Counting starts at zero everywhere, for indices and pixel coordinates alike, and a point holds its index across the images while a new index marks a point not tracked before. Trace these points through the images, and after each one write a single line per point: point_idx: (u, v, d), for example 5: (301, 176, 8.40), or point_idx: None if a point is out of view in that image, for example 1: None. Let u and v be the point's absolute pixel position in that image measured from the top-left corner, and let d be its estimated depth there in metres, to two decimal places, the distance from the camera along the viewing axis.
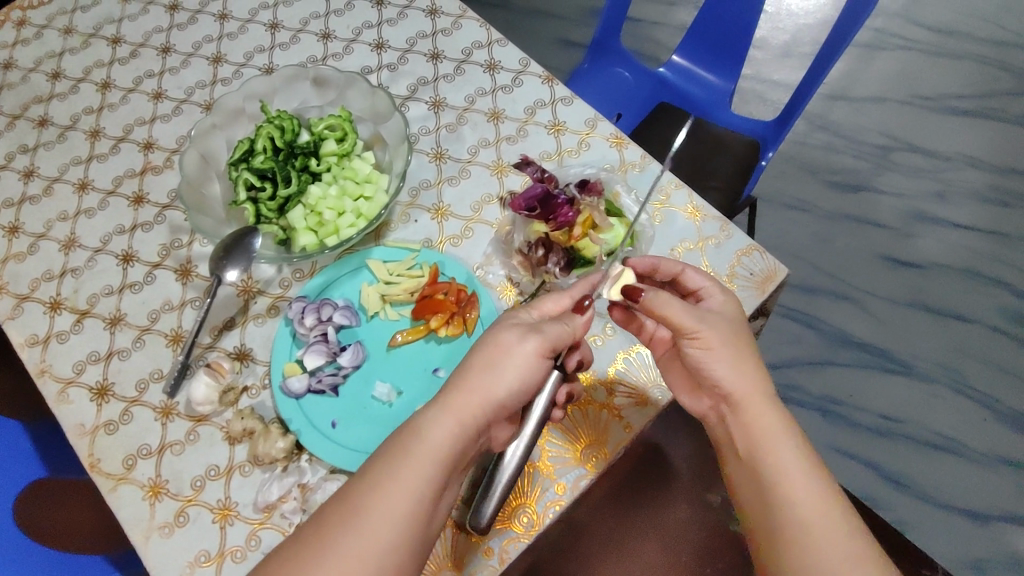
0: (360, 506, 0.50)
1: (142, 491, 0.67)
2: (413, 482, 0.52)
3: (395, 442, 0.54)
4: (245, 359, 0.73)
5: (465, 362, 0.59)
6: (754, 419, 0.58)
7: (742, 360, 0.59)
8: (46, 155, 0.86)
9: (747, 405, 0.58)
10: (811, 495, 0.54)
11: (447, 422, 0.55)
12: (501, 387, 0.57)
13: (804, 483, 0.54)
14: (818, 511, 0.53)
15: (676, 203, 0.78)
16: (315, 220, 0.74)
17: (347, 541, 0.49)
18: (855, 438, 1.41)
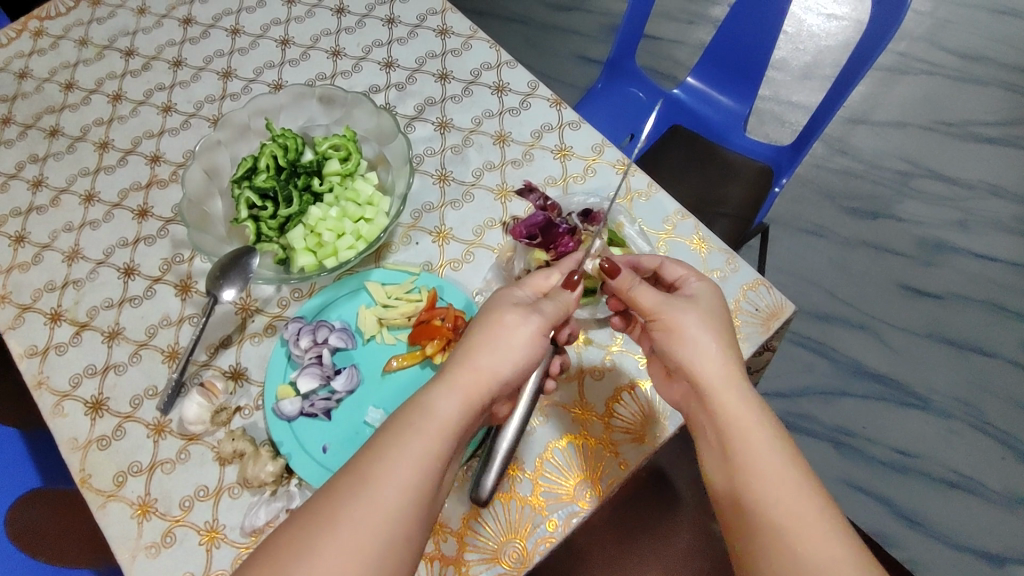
0: (368, 478, 0.49)
1: (131, 509, 0.67)
2: (420, 453, 0.51)
3: (403, 417, 0.53)
4: (240, 379, 0.72)
5: (469, 338, 0.58)
6: (729, 404, 0.55)
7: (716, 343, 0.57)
8: (55, 166, 0.87)
9: (712, 393, 0.56)
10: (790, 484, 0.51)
11: (452, 395, 0.54)
12: (504, 363, 0.57)
13: (782, 471, 0.52)
14: (799, 500, 0.50)
15: (682, 233, 0.76)
16: (315, 240, 0.73)
17: (353, 513, 0.48)
18: (866, 472, 1.37)
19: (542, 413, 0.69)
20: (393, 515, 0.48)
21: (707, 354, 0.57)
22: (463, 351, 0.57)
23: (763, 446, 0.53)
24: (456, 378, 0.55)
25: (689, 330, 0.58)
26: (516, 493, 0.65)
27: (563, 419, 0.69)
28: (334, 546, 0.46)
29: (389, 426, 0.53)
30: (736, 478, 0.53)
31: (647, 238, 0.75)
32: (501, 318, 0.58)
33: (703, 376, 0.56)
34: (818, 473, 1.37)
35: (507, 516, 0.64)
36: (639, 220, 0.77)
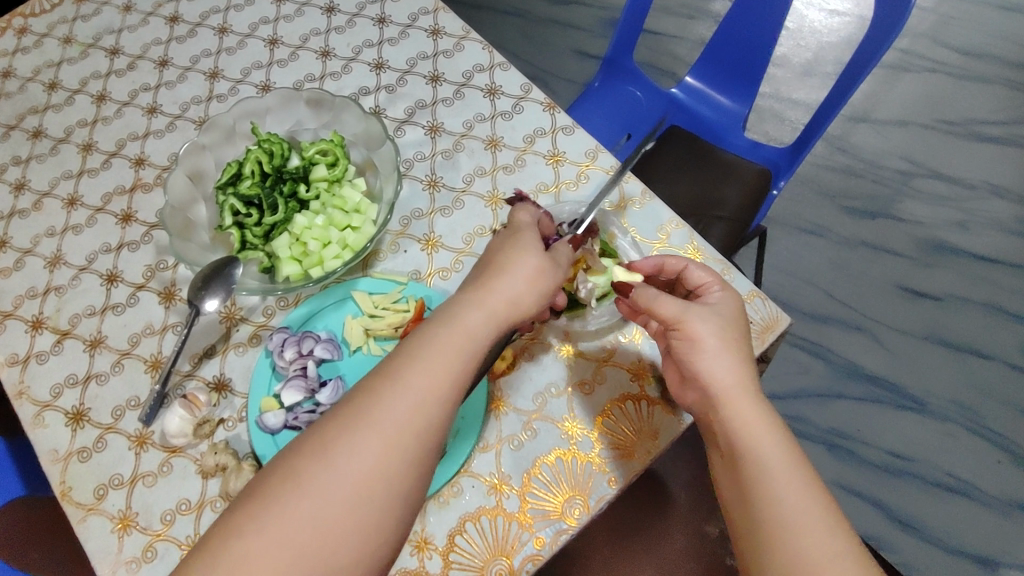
0: (389, 392, 0.49)
1: (111, 523, 0.66)
2: (443, 366, 0.51)
3: (434, 327, 0.53)
4: (223, 390, 0.71)
5: (490, 263, 0.58)
6: (737, 412, 0.53)
7: (730, 344, 0.56)
8: (38, 168, 0.85)
9: (727, 400, 0.54)
10: (805, 490, 0.49)
11: (476, 311, 0.54)
12: (512, 286, 0.56)
13: (792, 475, 0.50)
14: (809, 507, 0.48)
15: (676, 243, 0.75)
16: (299, 249, 0.71)
17: (393, 417, 0.48)
18: (863, 475, 1.36)
19: (530, 427, 0.68)
20: (422, 423, 0.49)
21: (720, 359, 0.55)
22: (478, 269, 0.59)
23: (771, 452, 0.51)
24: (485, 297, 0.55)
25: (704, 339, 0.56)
26: (502, 510, 0.64)
27: (552, 432, 0.68)
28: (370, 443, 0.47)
29: (415, 336, 0.53)
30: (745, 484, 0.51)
31: (640, 248, 0.74)
32: (516, 243, 0.59)
33: (716, 385, 0.54)
34: None
35: (494, 534, 0.63)
36: (631, 229, 0.75)
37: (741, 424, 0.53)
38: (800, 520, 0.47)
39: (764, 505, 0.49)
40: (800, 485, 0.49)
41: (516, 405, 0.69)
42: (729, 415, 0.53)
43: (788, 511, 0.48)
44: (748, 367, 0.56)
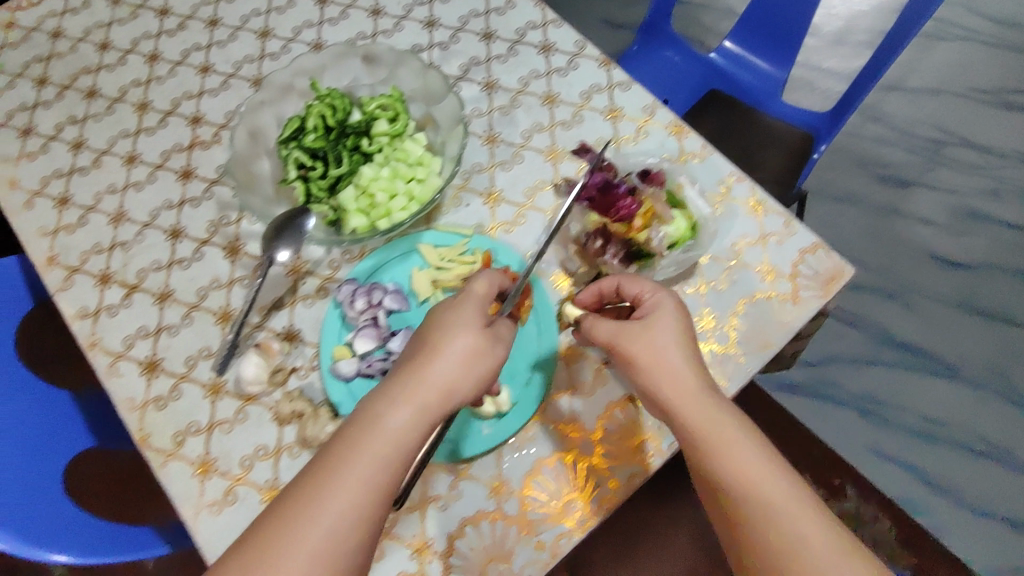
0: (313, 497, 0.51)
1: (192, 468, 0.68)
2: (368, 468, 0.52)
3: (360, 424, 0.54)
4: (294, 340, 0.72)
5: (421, 344, 0.58)
6: (692, 423, 0.56)
7: (680, 359, 0.58)
8: (95, 127, 0.85)
9: (680, 412, 0.57)
10: (773, 480, 0.54)
11: (404, 408, 0.54)
12: (435, 376, 0.55)
13: (757, 464, 0.55)
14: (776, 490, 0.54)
15: (737, 195, 0.75)
16: (366, 202, 0.71)
17: (314, 521, 0.50)
18: (898, 441, 1.41)
19: (601, 374, 0.68)
20: (345, 527, 0.50)
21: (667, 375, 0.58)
22: (419, 340, 0.59)
23: (734, 450, 0.55)
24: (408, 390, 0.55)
25: (646, 357, 0.59)
26: (576, 453, 0.65)
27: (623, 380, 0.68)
28: (293, 549, 0.49)
29: (345, 431, 0.54)
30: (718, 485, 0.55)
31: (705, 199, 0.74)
32: (450, 323, 0.58)
33: (668, 400, 0.58)
34: (849, 446, 1.41)
35: (569, 477, 0.64)
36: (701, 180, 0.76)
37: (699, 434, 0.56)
38: (773, 506, 0.53)
39: (740, 502, 0.54)
40: (771, 477, 0.54)
41: (585, 353, 0.70)
42: (687, 426, 0.57)
43: (765, 504, 0.53)
44: (701, 372, 0.59)
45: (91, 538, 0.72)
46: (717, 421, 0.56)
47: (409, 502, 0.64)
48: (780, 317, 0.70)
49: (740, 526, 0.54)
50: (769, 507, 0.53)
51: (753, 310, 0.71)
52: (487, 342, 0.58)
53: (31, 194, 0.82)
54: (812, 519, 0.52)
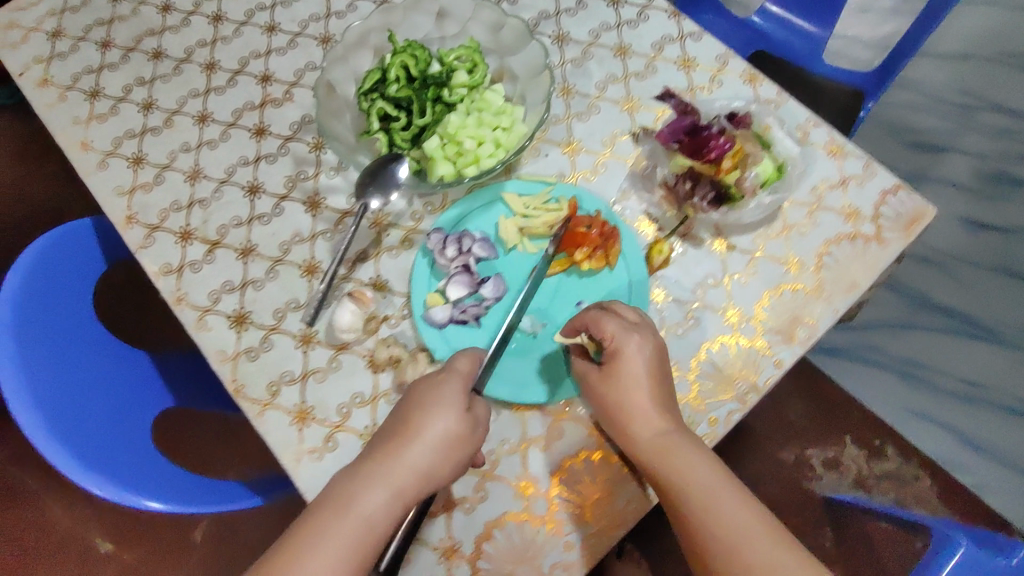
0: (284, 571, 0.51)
1: (289, 417, 0.69)
2: (341, 548, 0.52)
3: (335, 500, 0.54)
4: (382, 290, 0.73)
5: (402, 416, 0.59)
6: (654, 456, 0.59)
7: (643, 396, 0.61)
8: (164, 88, 0.85)
9: (643, 448, 0.60)
10: (734, 505, 0.56)
11: (378, 491, 0.54)
12: (415, 457, 0.56)
13: (715, 489, 0.56)
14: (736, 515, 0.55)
15: (816, 139, 0.76)
16: (454, 149, 0.71)
17: None
18: (932, 402, 1.41)
19: (692, 317, 0.70)
20: None
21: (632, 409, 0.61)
22: (401, 411, 0.60)
23: (694, 477, 0.57)
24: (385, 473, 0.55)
25: (612, 396, 0.62)
26: None
27: (715, 321, 0.70)
28: None
29: (318, 507, 0.55)
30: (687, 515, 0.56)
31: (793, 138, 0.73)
32: (430, 401, 0.59)
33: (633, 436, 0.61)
34: (886, 408, 1.46)
35: None
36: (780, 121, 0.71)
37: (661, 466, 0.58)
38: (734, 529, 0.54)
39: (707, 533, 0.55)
40: (726, 497, 0.56)
41: (675, 295, 0.71)
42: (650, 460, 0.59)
43: (726, 526, 0.54)
44: (661, 406, 0.62)
45: (189, 490, 0.73)
46: (676, 451, 0.59)
47: (511, 443, 0.67)
48: (865, 258, 0.70)
49: (697, 554, 0.55)
50: (718, 530, 0.54)
51: (839, 251, 0.71)
52: (467, 425, 0.58)
53: (104, 155, 0.82)
54: (763, 539, 0.53)
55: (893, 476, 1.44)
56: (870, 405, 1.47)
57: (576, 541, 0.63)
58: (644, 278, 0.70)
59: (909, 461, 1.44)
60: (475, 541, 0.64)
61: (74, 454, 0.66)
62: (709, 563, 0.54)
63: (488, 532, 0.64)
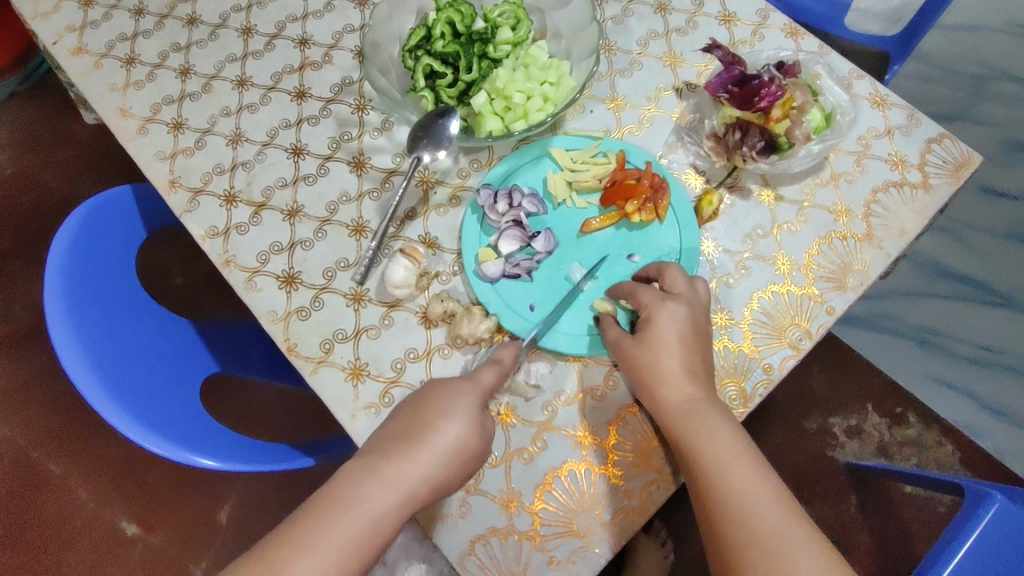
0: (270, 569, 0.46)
1: (343, 373, 0.69)
2: (344, 551, 0.48)
3: (332, 498, 0.50)
4: (433, 247, 0.73)
5: (414, 414, 0.56)
6: (690, 423, 0.56)
7: (672, 361, 0.59)
8: (200, 54, 0.85)
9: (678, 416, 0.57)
10: (761, 481, 0.52)
11: (386, 496, 0.51)
12: (429, 461, 0.53)
13: (743, 463, 0.53)
14: (758, 492, 0.51)
15: (860, 92, 0.76)
16: (502, 104, 0.71)
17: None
18: (951, 368, 1.31)
19: (743, 266, 0.70)
20: None
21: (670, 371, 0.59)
22: (408, 415, 0.57)
23: (723, 445, 0.54)
24: (394, 476, 0.51)
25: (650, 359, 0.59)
26: (729, 341, 0.68)
27: (766, 270, 0.70)
28: None
29: (313, 504, 0.50)
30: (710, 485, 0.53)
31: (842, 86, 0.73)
32: (442, 401, 0.56)
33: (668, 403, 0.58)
34: (905, 376, 1.32)
35: (723, 363, 0.67)
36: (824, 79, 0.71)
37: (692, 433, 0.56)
38: (754, 503, 0.50)
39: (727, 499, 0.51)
40: (744, 469, 0.52)
41: (725, 246, 0.71)
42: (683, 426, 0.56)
43: (748, 500, 0.51)
44: (695, 376, 0.59)
45: (242, 451, 0.73)
46: (711, 420, 0.56)
47: (567, 394, 0.67)
48: (914, 205, 0.71)
49: (709, 522, 0.52)
50: (731, 498, 0.51)
51: (888, 199, 0.72)
52: (478, 436, 0.55)
53: (143, 121, 0.82)
54: (779, 515, 0.49)
55: (914, 442, 1.28)
56: (891, 372, 1.32)
57: (637, 489, 0.63)
58: (698, 228, 0.70)
59: (931, 428, 1.28)
60: (535, 491, 0.64)
61: (132, 414, 0.66)
62: (721, 528, 0.50)
63: (548, 481, 0.64)
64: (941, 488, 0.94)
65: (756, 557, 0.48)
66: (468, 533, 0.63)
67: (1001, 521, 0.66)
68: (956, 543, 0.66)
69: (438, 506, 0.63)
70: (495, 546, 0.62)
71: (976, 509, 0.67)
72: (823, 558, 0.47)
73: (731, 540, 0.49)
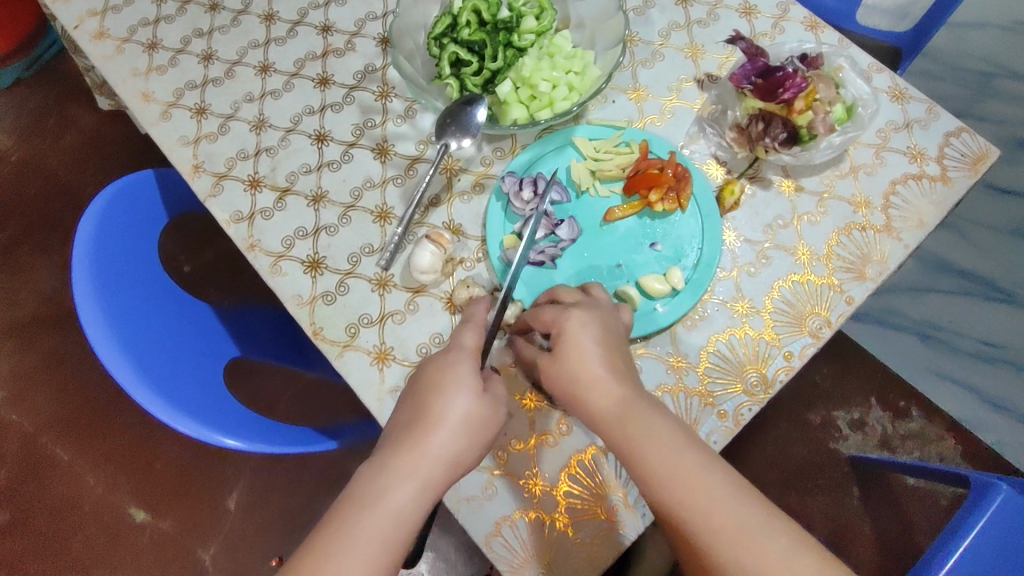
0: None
1: (369, 357, 0.69)
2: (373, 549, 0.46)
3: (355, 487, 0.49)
4: (457, 233, 0.74)
5: (416, 398, 0.55)
6: (626, 434, 0.51)
7: (591, 364, 0.54)
8: (223, 39, 0.85)
9: (613, 425, 0.52)
10: (703, 475, 0.47)
11: (407, 485, 0.49)
12: (441, 443, 0.51)
13: (677, 459, 0.48)
14: (701, 491, 0.47)
15: (879, 86, 0.77)
16: (528, 92, 0.72)
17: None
18: (954, 363, 1.30)
19: (764, 255, 0.71)
20: None
21: (597, 376, 0.54)
22: (410, 403, 0.55)
23: (660, 448, 0.49)
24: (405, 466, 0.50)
25: (576, 370, 0.54)
26: (749, 328, 0.69)
27: (787, 260, 0.71)
28: None
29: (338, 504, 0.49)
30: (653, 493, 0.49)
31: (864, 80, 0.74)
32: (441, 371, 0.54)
33: (597, 411, 0.53)
34: (906, 368, 1.31)
35: (745, 351, 0.68)
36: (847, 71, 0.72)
37: (628, 442, 0.50)
38: (698, 502, 0.46)
39: (674, 505, 0.47)
40: (686, 459, 0.48)
41: (746, 236, 0.72)
42: (618, 436, 0.51)
43: (693, 502, 0.47)
44: (618, 372, 0.55)
45: (266, 434, 0.73)
46: (644, 424, 0.51)
47: None
48: (933, 196, 0.72)
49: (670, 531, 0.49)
50: (682, 500, 0.47)
51: (907, 190, 0.73)
52: (487, 404, 0.54)
53: (166, 106, 0.82)
54: (734, 505, 0.46)
55: (916, 435, 1.29)
56: (894, 366, 1.32)
57: None
58: (720, 215, 0.71)
59: (933, 421, 1.29)
60: (560, 472, 0.65)
61: (161, 395, 0.67)
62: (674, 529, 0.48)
63: (573, 463, 0.66)
64: (947, 480, 0.95)
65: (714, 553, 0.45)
66: (494, 514, 0.64)
67: (1007, 510, 0.67)
68: (962, 530, 0.67)
69: (466, 487, 0.65)
70: (521, 526, 0.63)
71: (982, 497, 0.68)
72: (785, 535, 0.45)
73: (697, 545, 0.46)
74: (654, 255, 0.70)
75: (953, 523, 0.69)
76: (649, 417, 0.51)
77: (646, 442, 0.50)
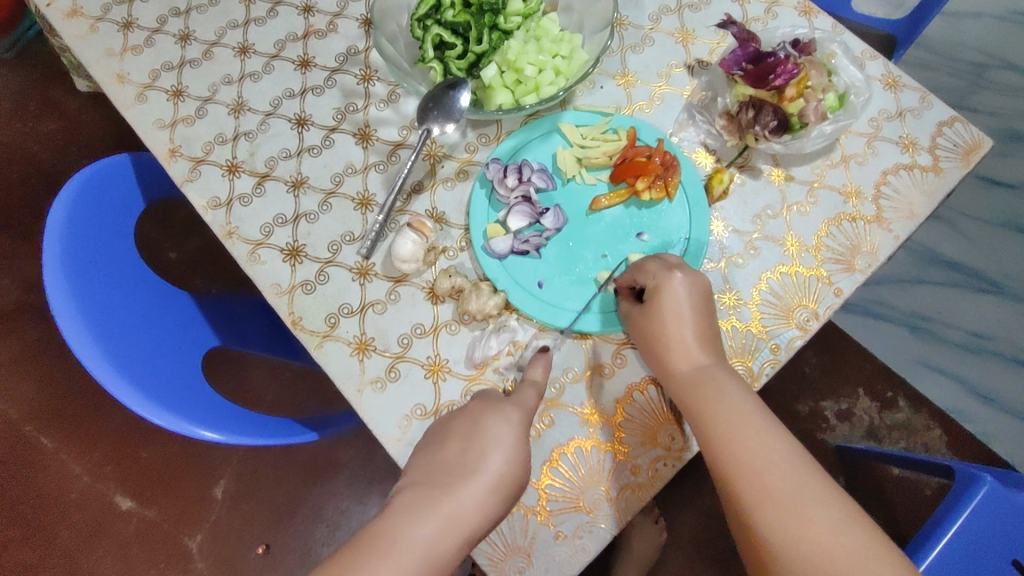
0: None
1: (349, 348, 0.68)
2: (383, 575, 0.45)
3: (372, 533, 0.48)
4: (440, 222, 0.72)
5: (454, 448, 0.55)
6: (707, 390, 0.56)
7: (684, 328, 0.59)
8: (200, 19, 0.82)
9: (696, 382, 0.57)
10: (772, 436, 0.52)
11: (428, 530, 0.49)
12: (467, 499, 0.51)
13: (755, 416, 0.54)
14: (771, 446, 0.52)
15: (871, 73, 0.75)
16: (513, 77, 0.70)
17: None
18: (944, 353, 1.29)
19: (752, 246, 0.70)
20: None
21: (686, 339, 0.59)
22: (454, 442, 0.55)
23: (739, 405, 0.54)
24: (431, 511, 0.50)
25: (665, 331, 0.60)
26: (736, 321, 0.68)
27: (775, 251, 0.70)
28: None
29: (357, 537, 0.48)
30: (723, 445, 0.53)
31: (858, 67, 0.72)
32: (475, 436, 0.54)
33: (677, 369, 0.59)
34: (894, 358, 1.28)
35: (731, 343, 0.67)
36: (839, 59, 0.71)
37: (709, 397, 0.56)
38: (766, 455, 0.51)
39: (741, 455, 0.52)
40: (760, 432, 0.53)
41: (734, 226, 0.71)
42: (700, 391, 0.57)
43: (760, 455, 0.51)
44: (703, 342, 0.60)
45: (243, 424, 0.72)
46: (730, 385, 0.56)
47: (575, 371, 0.67)
48: (924, 187, 0.71)
49: (720, 483, 0.53)
50: (742, 457, 0.52)
51: (898, 180, 0.71)
52: (516, 476, 0.54)
53: (142, 87, 0.80)
54: (795, 465, 0.51)
55: (902, 426, 1.25)
56: (879, 355, 1.29)
57: (644, 464, 0.64)
58: (709, 206, 0.69)
59: (920, 411, 1.24)
60: (542, 467, 0.64)
61: (136, 387, 0.66)
62: (732, 481, 0.51)
63: (555, 456, 0.64)
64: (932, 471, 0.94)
65: (773, 502, 0.49)
66: None
67: (989, 503, 0.67)
68: (945, 523, 0.67)
69: None
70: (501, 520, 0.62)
71: (966, 491, 0.68)
72: (836, 507, 0.48)
73: (744, 499, 0.51)
74: (640, 246, 0.69)
75: (936, 517, 0.68)
76: (733, 381, 0.57)
77: (726, 399, 0.55)
